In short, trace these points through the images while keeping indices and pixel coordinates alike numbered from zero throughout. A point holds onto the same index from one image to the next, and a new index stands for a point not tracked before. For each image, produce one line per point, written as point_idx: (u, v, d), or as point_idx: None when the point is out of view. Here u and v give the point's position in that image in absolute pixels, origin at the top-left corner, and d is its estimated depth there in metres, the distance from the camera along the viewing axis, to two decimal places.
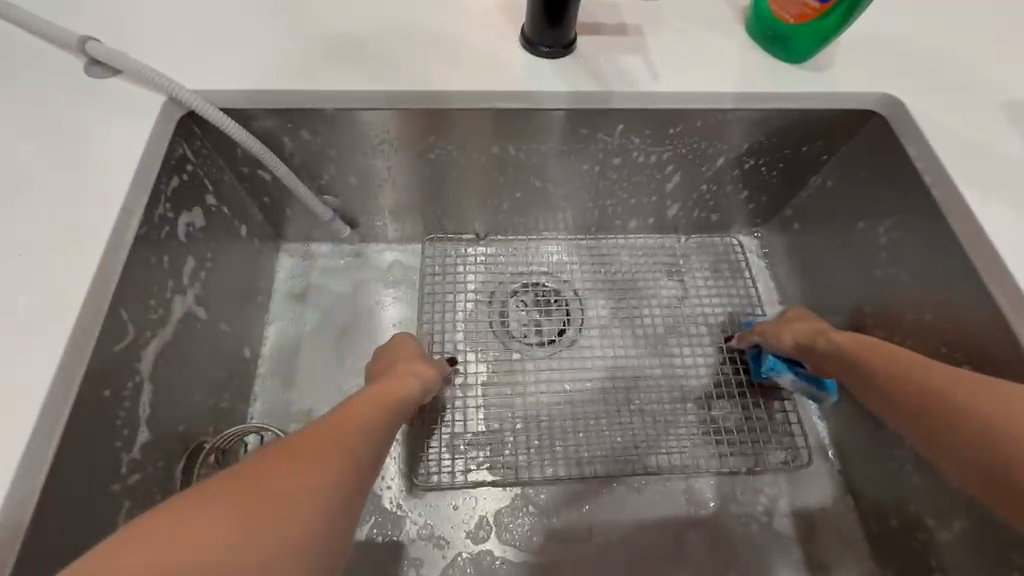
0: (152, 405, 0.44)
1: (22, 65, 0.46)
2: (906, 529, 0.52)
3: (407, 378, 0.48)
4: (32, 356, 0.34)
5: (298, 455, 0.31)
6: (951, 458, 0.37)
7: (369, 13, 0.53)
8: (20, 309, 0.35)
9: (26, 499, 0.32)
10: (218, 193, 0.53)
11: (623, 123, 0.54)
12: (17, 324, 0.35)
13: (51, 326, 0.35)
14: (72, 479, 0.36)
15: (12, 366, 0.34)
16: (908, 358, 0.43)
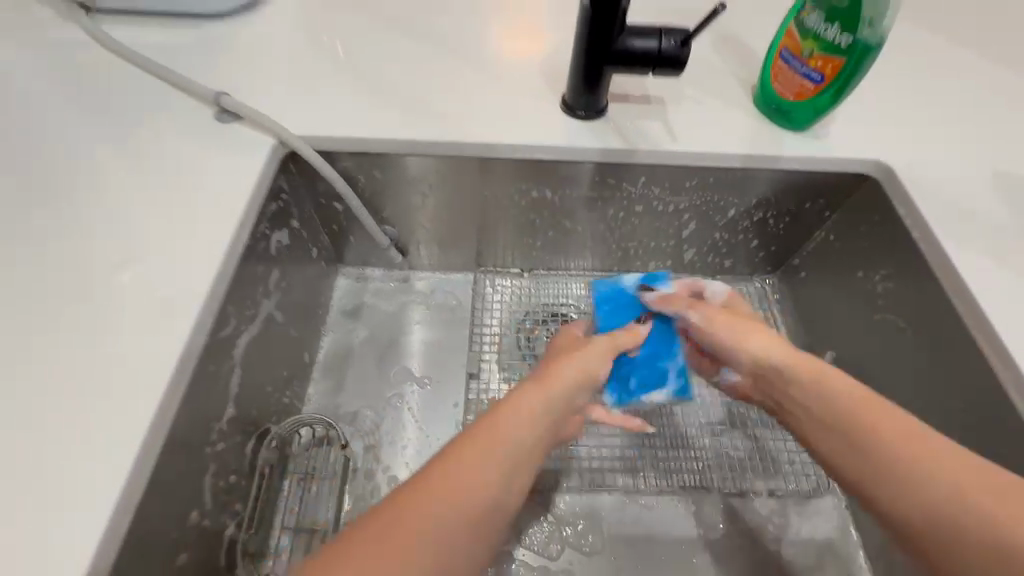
0: (238, 389, 0.52)
1: (172, 114, 0.58)
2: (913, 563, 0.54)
3: (504, 431, 0.42)
4: (167, 334, 0.44)
5: (470, 473, 0.39)
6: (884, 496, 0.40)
7: (439, 80, 0.64)
8: (162, 298, 0.45)
9: (155, 446, 0.40)
10: (300, 218, 0.64)
11: (646, 176, 0.62)
12: (159, 311, 0.45)
13: (182, 312, 0.45)
14: (183, 437, 0.44)
15: (155, 340, 0.43)
16: (855, 390, 0.44)
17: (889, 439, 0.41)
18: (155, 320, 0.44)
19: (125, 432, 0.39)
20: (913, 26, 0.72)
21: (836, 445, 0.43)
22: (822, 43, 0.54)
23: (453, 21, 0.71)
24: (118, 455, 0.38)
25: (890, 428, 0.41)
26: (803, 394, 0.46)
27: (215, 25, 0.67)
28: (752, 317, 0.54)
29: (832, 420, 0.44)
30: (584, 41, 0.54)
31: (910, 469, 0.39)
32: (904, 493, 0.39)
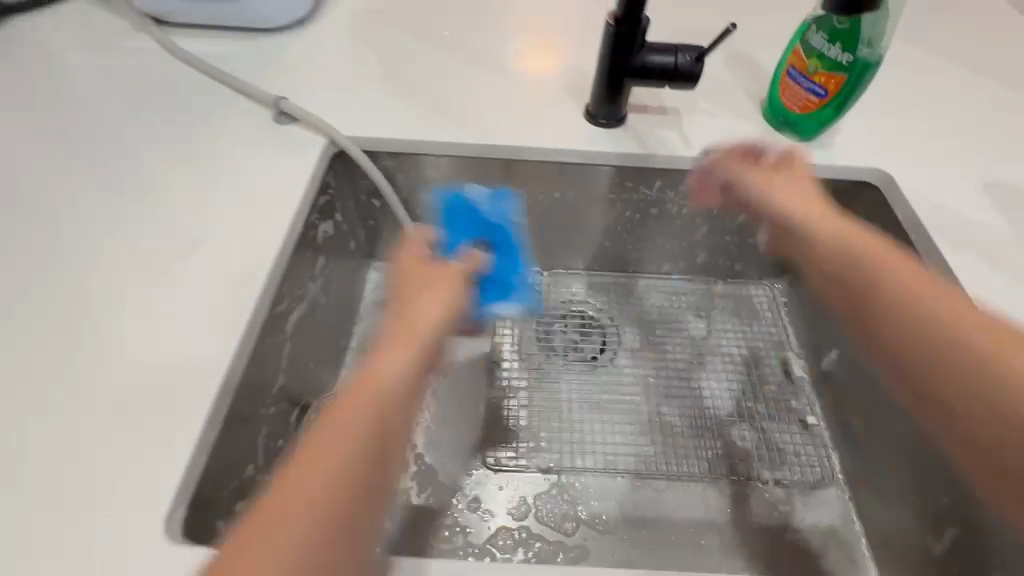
0: (288, 362, 0.57)
1: (235, 116, 0.65)
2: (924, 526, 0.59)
3: (366, 388, 0.41)
4: (239, 305, 0.50)
5: (337, 452, 0.38)
6: (895, 341, 0.47)
7: (472, 90, 0.71)
8: (233, 275, 0.51)
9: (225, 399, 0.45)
10: (343, 213, 0.70)
11: (661, 180, 0.68)
12: (231, 286, 0.51)
13: (251, 287, 0.51)
14: (245, 398, 0.49)
15: (230, 311, 0.49)
16: (884, 261, 0.50)
17: (910, 300, 0.47)
18: (226, 295, 0.50)
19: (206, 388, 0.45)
20: (913, 46, 0.77)
21: (856, 302, 0.51)
22: (826, 61, 0.59)
23: (484, 36, 0.77)
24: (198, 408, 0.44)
25: (913, 291, 0.47)
26: (834, 257, 0.53)
27: (272, 38, 0.74)
28: (805, 177, 0.60)
29: (855, 286, 0.51)
30: (607, 57, 0.60)
31: (922, 325, 0.46)
32: (913, 346, 0.46)
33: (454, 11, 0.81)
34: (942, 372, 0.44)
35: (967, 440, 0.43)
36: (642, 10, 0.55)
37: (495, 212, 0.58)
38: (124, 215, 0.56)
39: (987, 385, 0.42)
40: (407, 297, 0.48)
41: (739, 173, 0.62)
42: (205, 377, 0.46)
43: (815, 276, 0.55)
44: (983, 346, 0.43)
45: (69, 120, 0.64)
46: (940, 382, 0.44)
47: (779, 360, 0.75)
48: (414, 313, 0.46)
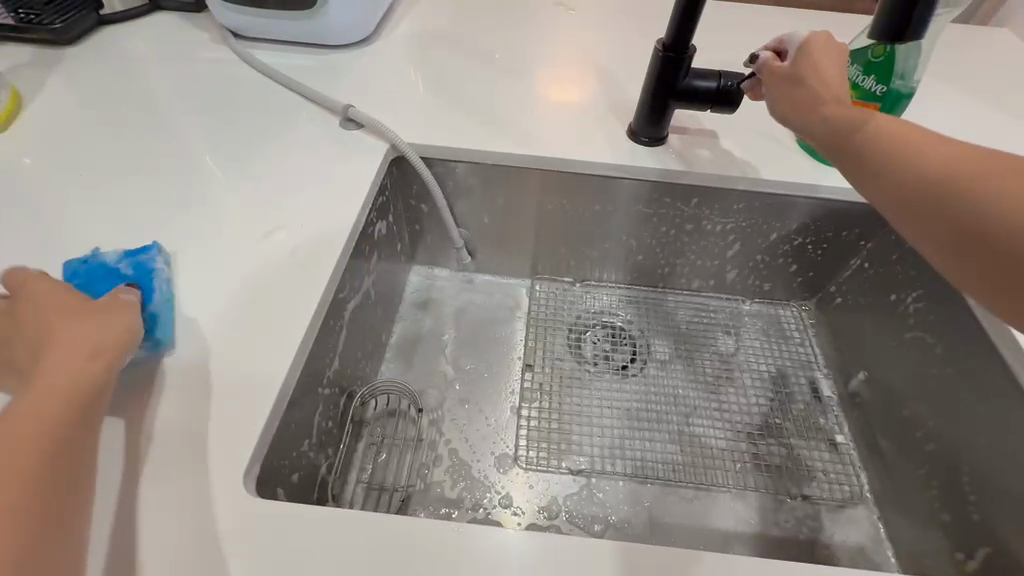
0: (342, 348, 0.61)
1: (303, 122, 0.70)
2: (963, 519, 0.59)
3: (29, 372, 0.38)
4: (305, 286, 0.53)
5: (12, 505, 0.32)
6: (907, 190, 0.44)
7: (520, 106, 0.76)
8: (300, 259, 0.55)
9: (295, 370, 0.49)
10: (394, 214, 0.74)
11: (698, 197, 0.71)
12: (298, 270, 0.54)
13: (317, 270, 0.55)
14: (308, 375, 0.52)
15: (296, 291, 0.53)
16: (902, 124, 0.47)
17: (925, 152, 0.44)
18: (291, 277, 0.54)
19: (276, 361, 0.48)
20: (940, 83, 0.81)
21: (867, 159, 0.48)
22: (862, 92, 0.60)
23: (532, 58, 0.83)
24: (268, 378, 0.47)
25: (928, 145, 0.45)
26: (850, 119, 0.50)
27: (339, 55, 0.81)
28: (839, 59, 0.55)
29: (872, 144, 0.47)
30: (653, 80, 0.64)
31: (936, 175, 0.43)
32: (924, 192, 0.43)
33: (504, 36, 0.87)
34: (955, 214, 0.41)
35: (983, 285, 0.40)
36: (689, 39, 0.60)
37: (134, 266, 0.50)
38: (203, 205, 0.60)
39: (1002, 221, 0.39)
40: (33, 324, 0.41)
41: (773, 68, 0.57)
42: (274, 351, 0.49)
43: (828, 142, 0.51)
44: (1008, 185, 0.39)
45: (156, 120, 0.71)
46: (950, 231, 0.41)
47: (809, 379, 0.76)
48: (52, 330, 0.40)
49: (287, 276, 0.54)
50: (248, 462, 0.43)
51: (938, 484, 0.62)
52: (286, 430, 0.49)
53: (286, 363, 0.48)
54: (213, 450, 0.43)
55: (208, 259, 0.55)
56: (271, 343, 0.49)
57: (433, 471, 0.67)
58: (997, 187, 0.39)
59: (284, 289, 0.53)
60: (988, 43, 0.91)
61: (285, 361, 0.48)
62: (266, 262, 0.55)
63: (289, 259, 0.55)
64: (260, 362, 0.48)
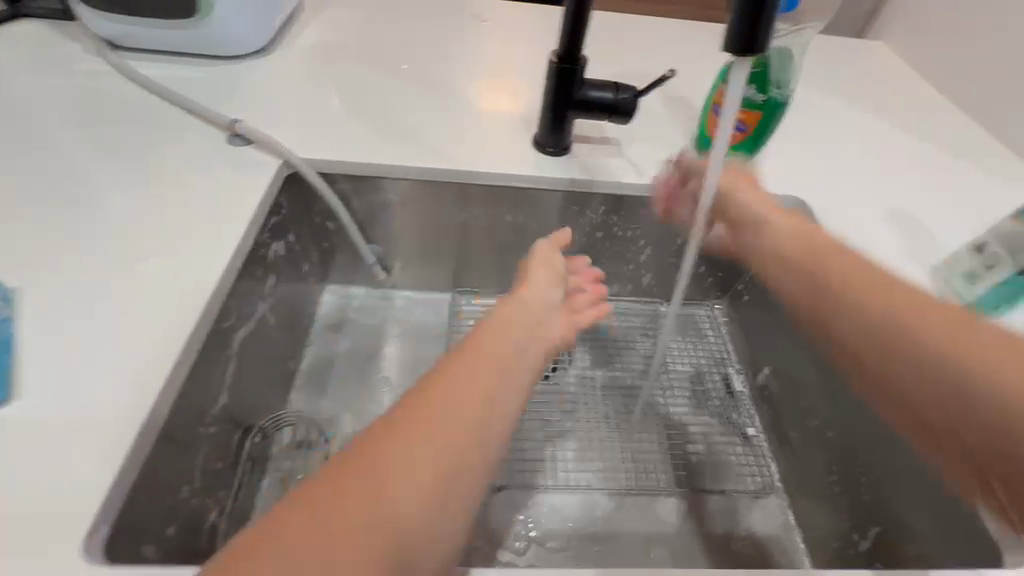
0: (235, 377, 0.55)
1: (184, 136, 0.65)
2: (859, 500, 0.62)
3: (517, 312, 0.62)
4: (177, 314, 0.48)
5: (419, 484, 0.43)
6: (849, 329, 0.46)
7: (426, 117, 0.74)
8: (174, 285, 0.50)
9: (167, 404, 0.44)
10: (296, 233, 0.70)
11: (605, 205, 0.71)
12: (170, 299, 0.49)
13: (193, 295, 0.50)
14: (188, 412, 0.47)
15: (164, 321, 0.47)
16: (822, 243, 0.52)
17: (853, 290, 0.46)
18: (159, 306, 0.48)
19: (140, 398, 0.43)
20: (822, 91, 0.87)
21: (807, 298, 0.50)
22: (744, 100, 0.62)
23: (440, 70, 0.82)
24: (123, 421, 0.42)
25: (857, 276, 0.47)
26: (779, 241, 0.55)
27: (231, 68, 0.76)
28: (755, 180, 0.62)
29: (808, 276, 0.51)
30: (551, 91, 0.64)
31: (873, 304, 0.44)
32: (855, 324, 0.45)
33: (413, 48, 0.85)
34: (888, 350, 0.43)
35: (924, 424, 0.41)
36: (580, 50, 0.61)
37: None
38: (63, 227, 0.54)
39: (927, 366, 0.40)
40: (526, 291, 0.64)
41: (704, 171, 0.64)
42: (131, 389, 0.43)
43: (755, 258, 0.57)
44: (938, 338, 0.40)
45: (12, 137, 0.63)
46: (881, 368, 0.43)
47: (722, 375, 0.79)
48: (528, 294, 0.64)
49: (155, 306, 0.49)
50: (91, 525, 0.37)
51: (835, 468, 0.66)
52: (156, 476, 0.43)
53: (152, 400, 0.43)
54: (46, 522, 0.37)
55: (61, 291, 0.49)
56: (133, 380, 0.44)
57: None
58: (899, 320, 0.43)
59: (153, 319, 0.48)
60: (866, 56, 0.98)
61: (149, 397, 0.43)
62: (133, 292, 0.49)
63: (160, 285, 0.50)
64: (115, 405, 0.42)
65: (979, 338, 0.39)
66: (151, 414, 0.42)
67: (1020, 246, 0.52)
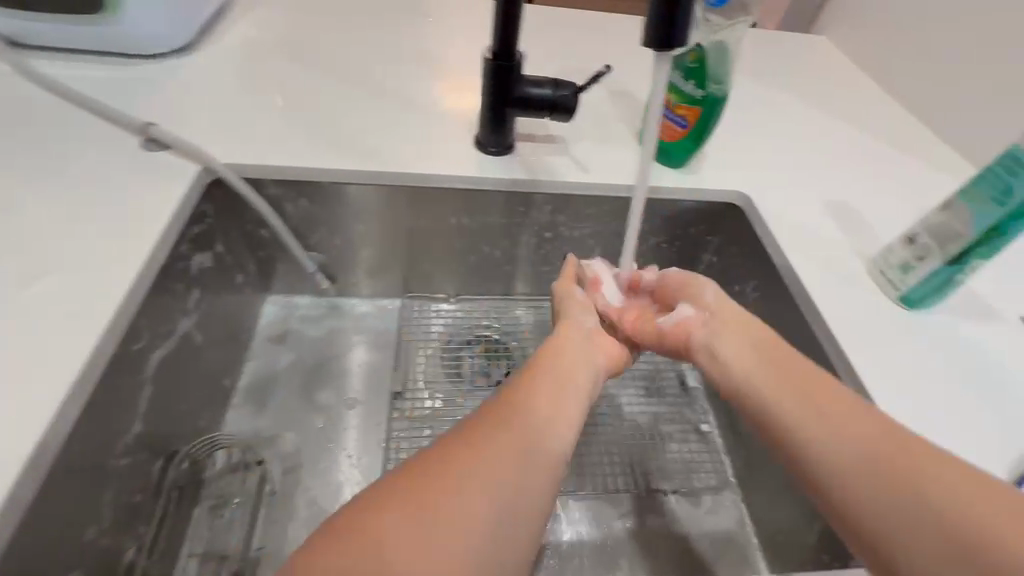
0: (151, 401, 0.51)
1: (92, 142, 0.60)
2: None
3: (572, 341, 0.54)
4: (73, 336, 0.44)
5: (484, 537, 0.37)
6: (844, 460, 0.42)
7: (363, 118, 0.71)
8: (73, 305, 0.46)
9: (58, 437, 0.39)
10: (226, 243, 0.66)
11: (551, 206, 0.70)
12: (66, 321, 0.45)
13: (94, 316, 0.45)
14: (88, 446, 0.43)
15: (58, 345, 0.43)
16: (790, 355, 0.49)
17: (836, 416, 0.44)
18: (53, 328, 0.44)
19: (24, 431, 0.38)
20: (766, 85, 0.88)
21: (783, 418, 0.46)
22: (684, 96, 0.63)
23: (379, 68, 0.78)
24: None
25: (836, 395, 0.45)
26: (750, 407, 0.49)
27: (148, 67, 0.71)
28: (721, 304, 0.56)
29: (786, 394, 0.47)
30: (489, 89, 0.62)
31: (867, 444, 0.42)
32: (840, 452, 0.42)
33: (349, 45, 0.81)
34: (884, 488, 0.40)
35: None
36: (516, 46, 0.59)
37: None
38: None
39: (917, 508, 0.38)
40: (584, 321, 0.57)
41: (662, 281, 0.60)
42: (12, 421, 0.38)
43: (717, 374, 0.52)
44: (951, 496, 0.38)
45: None
46: (877, 513, 0.39)
47: (677, 372, 0.78)
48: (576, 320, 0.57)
49: (49, 328, 0.44)
50: None
51: None
52: (48, 518, 0.39)
53: (36, 433, 0.38)
54: None
55: None
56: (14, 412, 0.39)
57: (289, 528, 0.59)
58: (894, 467, 0.40)
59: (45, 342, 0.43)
60: (808, 50, 0.99)
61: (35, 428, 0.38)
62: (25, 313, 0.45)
63: (56, 306, 0.46)
64: None
65: (966, 482, 0.38)
66: (38, 448, 0.38)
67: (947, 238, 0.53)
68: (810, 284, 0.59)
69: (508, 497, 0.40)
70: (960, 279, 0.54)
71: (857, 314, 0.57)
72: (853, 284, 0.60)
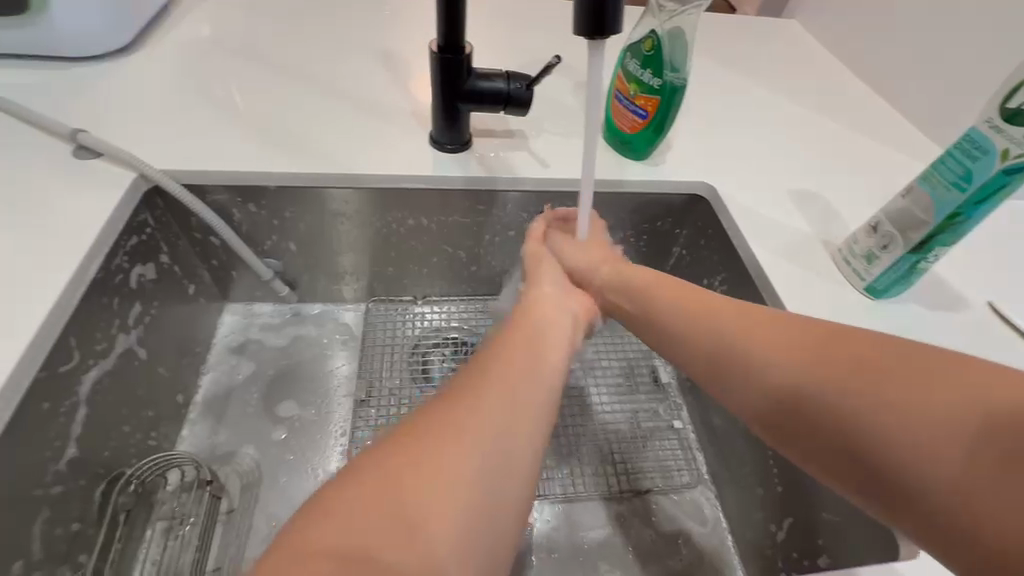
0: (84, 424, 0.50)
1: (19, 150, 0.57)
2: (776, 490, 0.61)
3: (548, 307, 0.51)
4: None
5: (451, 508, 0.33)
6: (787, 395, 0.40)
7: (311, 118, 0.68)
8: None
9: None
10: (172, 254, 0.63)
11: (511, 203, 0.68)
12: None
13: (10, 339, 0.43)
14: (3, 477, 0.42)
15: None
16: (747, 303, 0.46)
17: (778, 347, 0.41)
18: None
19: None
20: (734, 72, 0.86)
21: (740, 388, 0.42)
22: (643, 85, 0.62)
23: (332, 65, 0.76)
24: None
25: (790, 336, 0.41)
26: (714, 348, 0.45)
27: (83, 69, 0.67)
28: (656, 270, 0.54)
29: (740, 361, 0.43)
30: (438, 84, 0.60)
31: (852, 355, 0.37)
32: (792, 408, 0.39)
33: (302, 43, 0.78)
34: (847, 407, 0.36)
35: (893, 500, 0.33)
36: (462, 38, 0.57)
37: None
38: None
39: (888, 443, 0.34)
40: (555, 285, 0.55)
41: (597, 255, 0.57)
42: None
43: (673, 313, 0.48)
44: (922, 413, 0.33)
45: None
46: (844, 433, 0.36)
47: (650, 368, 0.77)
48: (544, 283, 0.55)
49: None
50: None
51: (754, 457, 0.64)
52: None
53: None
54: None
55: None
56: None
57: (248, 547, 0.57)
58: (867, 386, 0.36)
59: None
60: (777, 36, 0.97)
61: None
62: None
63: None
64: None
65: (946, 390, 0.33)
66: None
67: (910, 226, 0.51)
68: (775, 277, 0.58)
69: (472, 447, 0.35)
70: (924, 266, 0.53)
71: (822, 306, 0.55)
72: (815, 275, 0.58)
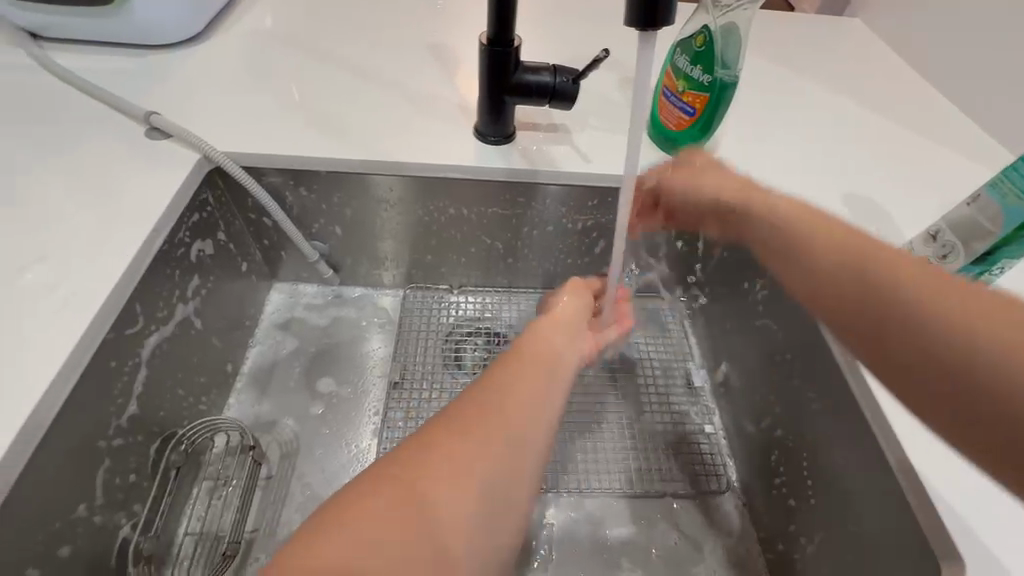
0: (144, 384, 0.54)
1: (100, 130, 0.62)
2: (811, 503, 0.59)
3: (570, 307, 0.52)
4: (66, 321, 0.46)
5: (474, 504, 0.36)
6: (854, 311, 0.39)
7: (362, 107, 0.71)
8: (68, 290, 0.48)
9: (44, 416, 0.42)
10: (228, 232, 0.67)
11: (551, 196, 0.68)
12: (60, 306, 0.47)
13: (85, 302, 0.48)
14: (73, 425, 0.46)
15: (52, 328, 0.46)
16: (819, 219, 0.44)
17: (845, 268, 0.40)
18: (46, 315, 0.46)
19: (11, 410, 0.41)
20: (789, 71, 0.83)
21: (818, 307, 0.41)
22: (692, 81, 0.61)
23: (384, 57, 0.78)
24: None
25: (871, 260, 0.39)
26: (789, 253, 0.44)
27: (158, 56, 0.72)
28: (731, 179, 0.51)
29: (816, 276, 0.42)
30: (486, 76, 0.61)
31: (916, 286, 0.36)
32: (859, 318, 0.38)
33: (357, 35, 0.81)
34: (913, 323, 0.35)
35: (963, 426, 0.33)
36: (512, 31, 0.57)
37: None
38: None
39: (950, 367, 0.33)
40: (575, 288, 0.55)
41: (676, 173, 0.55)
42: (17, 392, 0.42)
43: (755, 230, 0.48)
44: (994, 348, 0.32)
45: None
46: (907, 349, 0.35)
47: (683, 371, 0.76)
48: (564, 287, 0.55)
49: (44, 312, 0.47)
50: None
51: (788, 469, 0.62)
52: (37, 492, 0.42)
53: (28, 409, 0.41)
54: None
55: None
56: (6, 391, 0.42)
57: (283, 513, 0.60)
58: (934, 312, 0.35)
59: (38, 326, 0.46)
60: (838, 34, 0.93)
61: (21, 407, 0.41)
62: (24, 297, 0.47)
63: (53, 293, 0.48)
64: None
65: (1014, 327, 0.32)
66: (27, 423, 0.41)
67: (974, 236, 0.49)
68: None
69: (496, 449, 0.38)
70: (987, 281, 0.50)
71: None
72: None
